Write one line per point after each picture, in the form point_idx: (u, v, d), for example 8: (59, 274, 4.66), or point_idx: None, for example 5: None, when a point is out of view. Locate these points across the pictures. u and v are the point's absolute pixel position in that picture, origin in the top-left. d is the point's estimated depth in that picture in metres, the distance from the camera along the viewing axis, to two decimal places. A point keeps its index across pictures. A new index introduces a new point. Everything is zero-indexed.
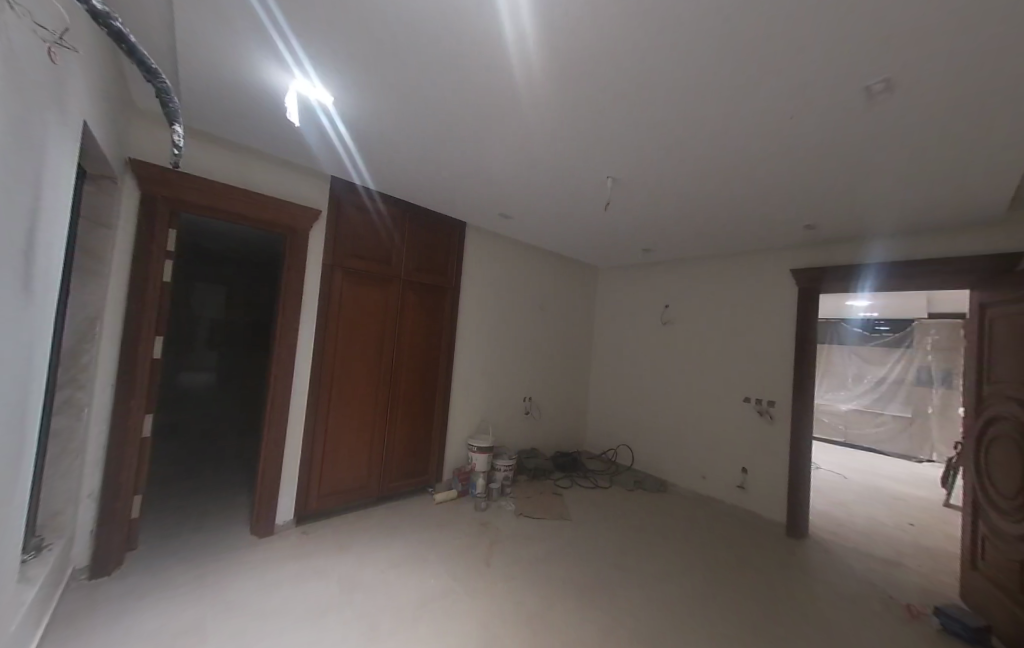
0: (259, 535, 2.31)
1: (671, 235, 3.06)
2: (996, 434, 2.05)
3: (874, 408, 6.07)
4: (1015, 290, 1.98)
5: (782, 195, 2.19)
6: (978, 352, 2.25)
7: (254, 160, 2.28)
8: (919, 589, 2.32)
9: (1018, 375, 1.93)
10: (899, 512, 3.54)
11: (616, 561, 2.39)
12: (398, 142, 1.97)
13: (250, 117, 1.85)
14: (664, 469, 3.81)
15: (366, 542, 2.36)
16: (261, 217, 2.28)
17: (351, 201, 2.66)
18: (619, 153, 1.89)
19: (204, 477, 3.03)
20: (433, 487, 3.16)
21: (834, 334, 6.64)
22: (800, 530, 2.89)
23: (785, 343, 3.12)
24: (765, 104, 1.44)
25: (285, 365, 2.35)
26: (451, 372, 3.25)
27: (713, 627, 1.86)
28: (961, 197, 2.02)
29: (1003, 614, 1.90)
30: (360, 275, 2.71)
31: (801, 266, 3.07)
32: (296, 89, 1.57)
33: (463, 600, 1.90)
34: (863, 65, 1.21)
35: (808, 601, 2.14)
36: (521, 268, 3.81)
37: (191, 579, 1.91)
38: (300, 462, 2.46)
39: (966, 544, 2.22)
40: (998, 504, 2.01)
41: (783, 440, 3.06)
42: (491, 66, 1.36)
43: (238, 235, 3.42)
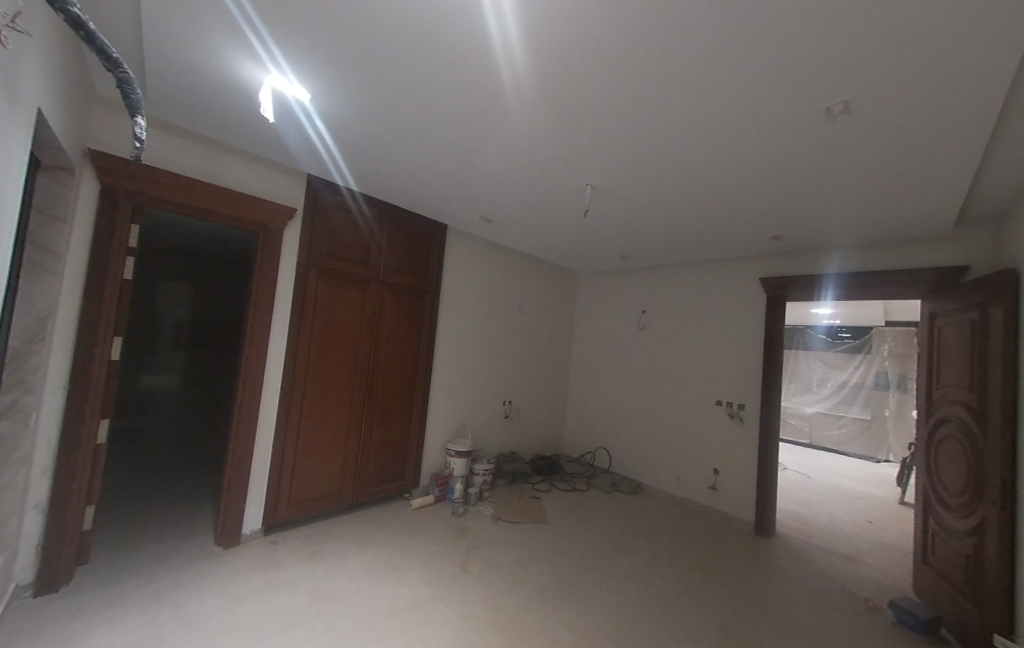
0: (224, 546, 2.22)
1: (648, 242, 3.14)
2: (944, 434, 2.18)
3: (836, 411, 6.36)
4: (960, 300, 2.13)
5: (749, 207, 2.28)
6: (929, 358, 2.40)
7: (224, 154, 2.20)
8: (876, 584, 2.44)
9: (963, 379, 2.07)
10: (858, 511, 3.72)
11: (591, 564, 2.41)
12: (377, 142, 1.95)
13: (222, 112, 1.80)
14: (640, 472, 3.88)
15: (338, 551, 2.30)
16: (232, 214, 2.20)
17: (328, 200, 2.61)
18: (595, 162, 1.94)
19: (165, 485, 2.88)
20: (409, 492, 3.11)
21: (800, 339, 6.93)
22: (767, 529, 2.99)
23: (754, 348, 3.24)
24: (735, 120, 1.50)
25: (256, 368, 2.28)
26: (429, 374, 3.22)
27: (685, 626, 1.91)
28: (911, 214, 2.17)
29: (951, 605, 2.02)
30: (336, 276, 2.65)
31: (769, 274, 3.20)
32: (270, 84, 1.53)
33: (437, 607, 1.88)
34: (827, 86, 1.28)
35: (775, 598, 2.21)
36: (502, 272, 3.82)
37: (149, 593, 1.81)
38: (269, 468, 2.38)
39: (919, 539, 2.35)
40: (946, 501, 2.14)
41: (752, 442, 3.17)
42: (470, 71, 1.37)
43: (206, 231, 3.29)
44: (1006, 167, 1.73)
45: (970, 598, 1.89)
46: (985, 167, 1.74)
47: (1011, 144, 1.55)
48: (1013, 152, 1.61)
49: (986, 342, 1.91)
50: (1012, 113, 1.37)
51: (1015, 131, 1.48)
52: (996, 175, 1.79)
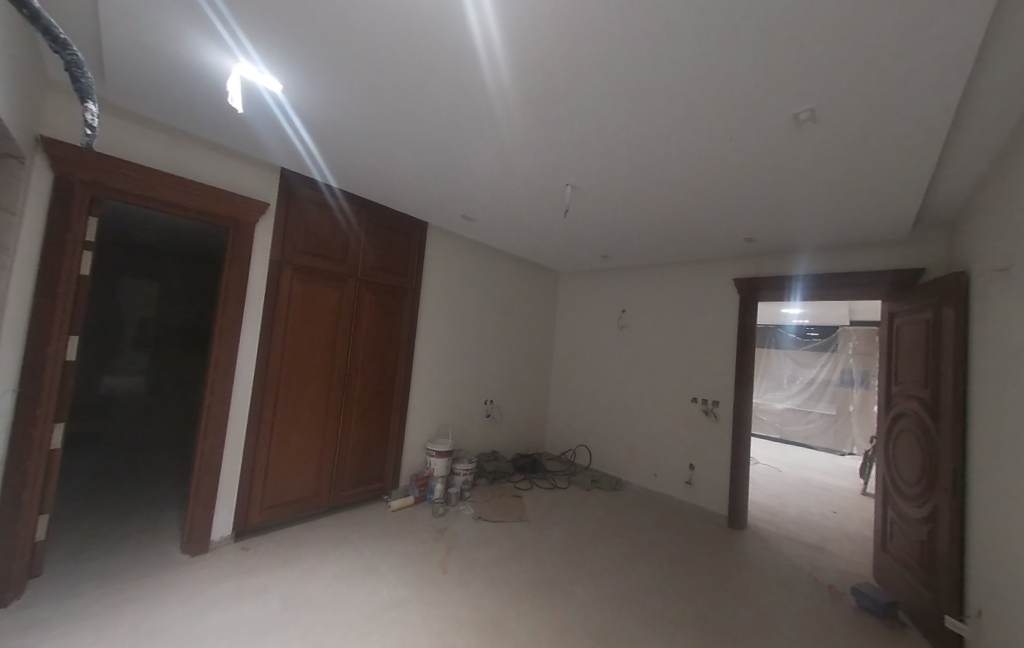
0: (191, 554, 2.13)
1: (627, 242, 3.18)
2: (902, 428, 2.31)
3: (805, 407, 6.63)
4: (916, 300, 2.25)
5: (722, 210, 2.34)
6: (889, 355, 2.53)
7: (190, 144, 2.10)
8: (840, 571, 2.56)
9: (919, 376, 2.19)
10: (824, 502, 3.90)
11: (571, 560, 2.43)
12: (354, 136, 1.90)
13: (187, 100, 1.71)
14: (619, 469, 3.94)
15: (313, 555, 2.24)
16: (199, 208, 2.11)
17: (304, 195, 2.54)
18: (574, 163, 1.95)
19: (126, 492, 2.73)
20: (388, 493, 3.06)
21: (772, 338, 7.19)
22: (739, 521, 3.10)
23: (728, 346, 3.34)
24: (708, 125, 1.55)
25: (225, 367, 2.19)
26: (409, 373, 3.17)
27: (661, 619, 1.95)
28: (872, 218, 2.27)
29: (907, 589, 2.13)
30: (312, 273, 2.58)
31: (743, 275, 3.30)
32: (239, 73, 1.47)
33: (414, 610, 1.86)
34: (794, 94, 1.33)
35: (745, 588, 2.29)
36: (483, 270, 3.80)
37: (108, 606, 1.72)
38: (241, 471, 2.30)
39: (879, 528, 2.47)
40: (903, 491, 2.26)
41: (726, 437, 3.26)
42: (448, 67, 1.35)
43: (171, 225, 3.13)
44: (957, 175, 1.84)
45: (925, 582, 2.01)
46: (938, 174, 1.84)
47: (961, 151, 1.66)
48: (962, 160, 1.72)
49: (939, 341, 2.03)
50: (961, 120, 1.46)
51: (964, 139, 1.58)
52: (948, 182, 1.90)
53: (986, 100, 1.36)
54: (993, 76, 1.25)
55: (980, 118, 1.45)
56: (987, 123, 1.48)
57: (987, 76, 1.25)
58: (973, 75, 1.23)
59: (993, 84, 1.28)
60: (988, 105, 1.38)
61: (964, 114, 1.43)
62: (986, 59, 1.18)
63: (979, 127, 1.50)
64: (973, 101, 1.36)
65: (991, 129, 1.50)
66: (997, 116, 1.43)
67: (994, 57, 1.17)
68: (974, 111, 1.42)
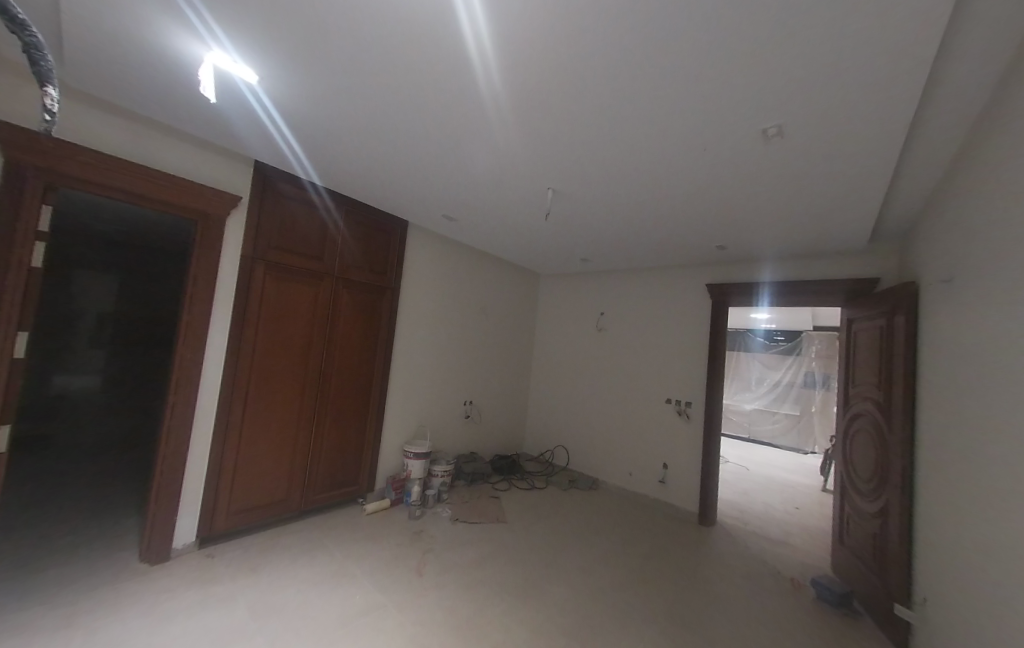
0: (150, 563, 2.02)
1: (605, 247, 3.25)
2: (858, 427, 2.45)
3: (771, 407, 6.93)
4: (872, 308, 2.40)
5: (695, 217, 2.43)
6: (847, 359, 2.68)
7: (156, 132, 2.00)
8: (801, 564, 2.70)
9: (873, 379, 2.33)
10: (788, 498, 4.09)
11: (547, 560, 2.46)
12: (334, 131, 1.86)
13: (155, 87, 1.64)
14: (596, 469, 4.01)
15: (283, 561, 2.17)
16: (165, 200, 2.02)
17: (280, 189, 2.46)
18: (554, 167, 1.98)
19: (76, 499, 2.56)
20: (363, 496, 3.00)
21: (741, 342, 7.48)
22: (709, 518, 3.21)
23: (701, 349, 3.45)
24: (683, 136, 1.60)
25: (191, 367, 2.10)
26: (387, 374, 3.12)
27: (634, 615, 2.00)
28: (833, 229, 2.41)
29: (861, 580, 2.27)
30: (286, 270, 2.50)
31: (714, 281, 3.42)
32: (211, 61, 1.42)
33: (390, 613, 1.84)
34: (764, 110, 1.40)
35: (714, 583, 2.37)
36: (464, 270, 3.79)
37: (57, 620, 1.61)
38: (206, 476, 2.20)
39: (837, 522, 2.62)
40: (858, 487, 2.40)
41: (697, 437, 3.38)
42: (435, 65, 1.35)
43: (133, 216, 2.97)
44: (909, 190, 1.98)
45: (876, 572, 2.14)
46: (893, 189, 1.97)
47: (913, 167, 1.78)
48: (914, 175, 1.85)
49: (892, 347, 2.17)
50: (914, 137, 1.57)
51: (916, 156, 1.69)
52: (902, 196, 2.04)
53: (936, 119, 1.47)
54: (942, 95, 1.35)
55: (930, 135, 1.57)
56: (936, 140, 1.60)
57: (937, 95, 1.35)
58: (924, 94, 1.33)
59: (942, 102, 1.38)
60: (938, 123, 1.49)
61: (917, 131, 1.54)
62: (936, 79, 1.27)
63: (930, 143, 1.62)
64: (925, 119, 1.47)
65: (940, 146, 1.63)
66: (945, 134, 1.55)
67: (943, 76, 1.27)
68: (926, 128, 1.52)
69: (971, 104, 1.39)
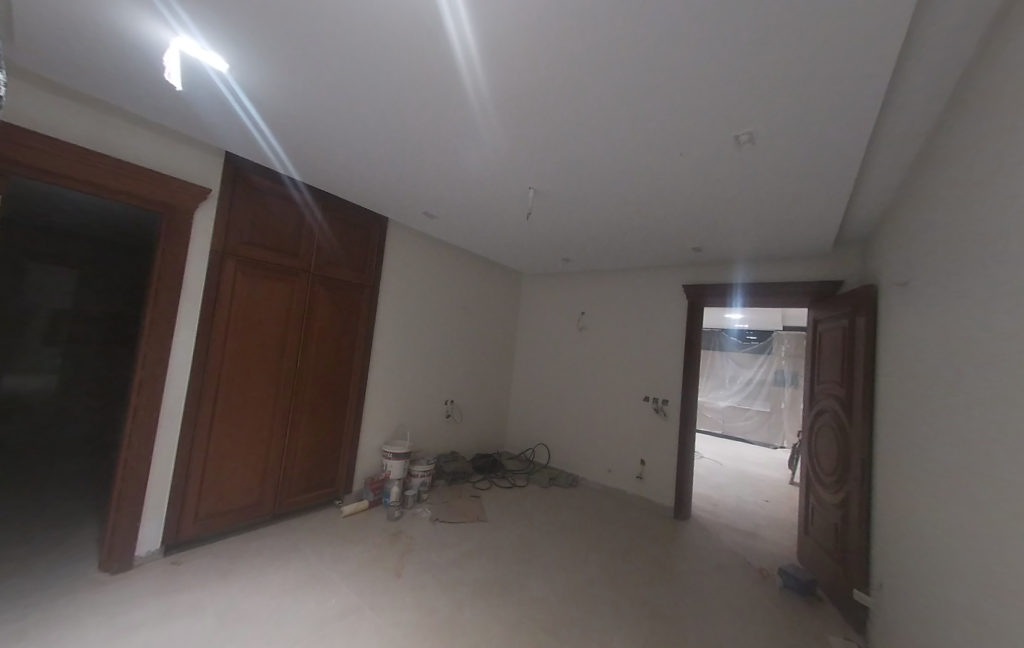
0: (112, 572, 1.93)
1: (585, 247, 3.29)
2: (822, 422, 2.57)
3: (744, 404, 7.18)
4: (836, 308, 2.51)
5: (672, 220, 2.49)
6: (813, 358, 2.81)
7: (117, 119, 1.90)
8: (769, 554, 2.81)
9: (837, 376, 2.44)
10: (758, 491, 4.25)
11: (527, 557, 2.47)
12: (310, 125, 1.81)
13: (119, 72, 1.56)
14: (576, 467, 4.05)
15: (255, 567, 2.10)
16: (129, 191, 1.92)
17: (254, 183, 2.38)
18: (536, 168, 1.99)
19: (29, 507, 2.40)
20: (341, 498, 2.94)
21: (716, 341, 7.72)
22: (683, 512, 3.30)
23: (677, 348, 3.54)
24: (661, 140, 1.64)
25: (157, 366, 2.01)
26: (366, 373, 3.07)
27: (611, 608, 2.05)
28: (801, 233, 2.51)
29: (825, 568, 2.38)
30: (259, 266, 2.42)
31: (690, 282, 3.52)
32: (178, 47, 1.36)
33: (367, 616, 1.81)
34: (736, 116, 1.44)
35: (688, 575, 2.45)
36: (445, 268, 3.76)
37: (7, 634, 1.52)
38: (172, 481, 2.11)
39: (802, 513, 2.74)
40: (822, 480, 2.52)
41: (673, 434, 3.47)
42: (414, 60, 1.33)
43: (92, 207, 2.81)
44: (870, 197, 2.08)
45: (838, 560, 2.25)
46: (855, 196, 2.07)
47: (873, 175, 1.88)
48: (875, 183, 1.95)
49: (854, 346, 2.28)
50: (874, 147, 1.66)
51: (876, 164, 1.79)
52: (864, 202, 2.14)
53: (894, 129, 1.56)
54: (900, 105, 1.43)
55: (889, 145, 1.65)
56: (894, 150, 1.69)
57: (896, 105, 1.43)
58: (884, 104, 1.40)
59: (900, 112, 1.46)
60: (895, 134, 1.58)
61: (877, 141, 1.62)
62: (894, 90, 1.34)
63: (888, 153, 1.71)
64: (884, 129, 1.55)
65: (897, 156, 1.72)
66: (902, 144, 1.64)
67: (900, 88, 1.34)
68: (885, 138, 1.61)
69: (925, 116, 1.48)
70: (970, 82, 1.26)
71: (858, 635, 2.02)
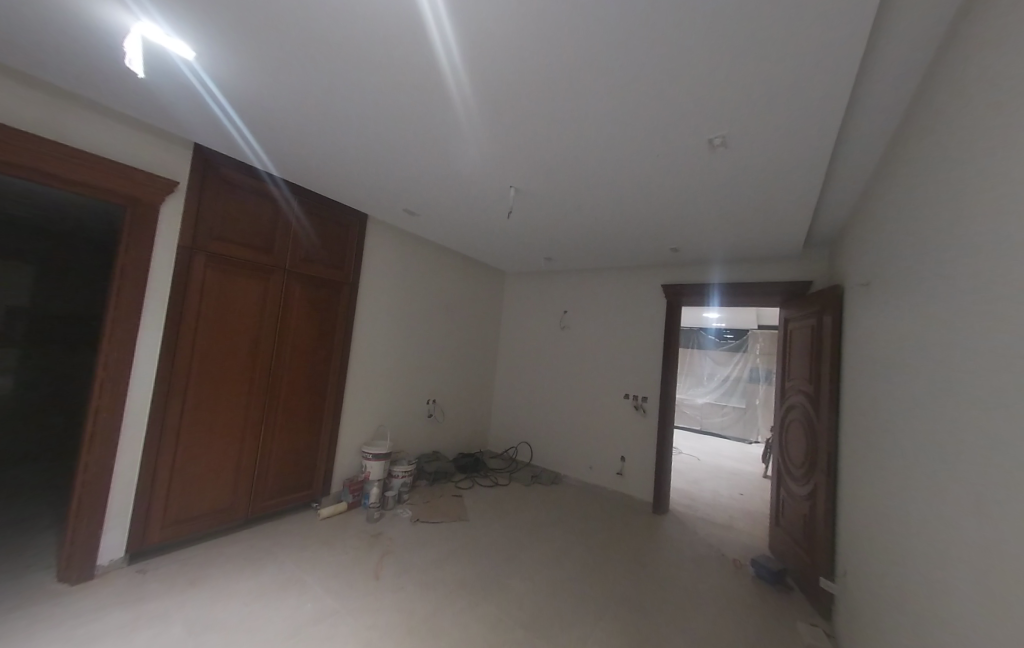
0: (71, 583, 1.84)
1: (567, 246, 3.31)
2: (792, 417, 2.66)
3: (720, 400, 7.38)
4: (805, 308, 2.61)
5: (650, 220, 2.53)
6: (784, 355, 2.90)
7: (73, 105, 1.80)
8: (743, 546, 2.91)
9: (806, 373, 2.54)
10: (734, 485, 4.39)
11: (508, 555, 2.48)
12: (284, 119, 1.76)
13: (80, 59, 1.48)
14: (558, 464, 4.09)
15: (227, 573, 2.04)
16: (86, 182, 1.82)
17: (225, 176, 2.29)
18: (516, 167, 2.00)
19: None
20: (319, 500, 2.88)
21: (694, 340, 7.92)
22: (662, 507, 3.37)
23: (657, 347, 3.61)
24: (638, 142, 1.66)
25: (119, 366, 1.92)
26: (344, 373, 3.01)
27: (590, 603, 2.08)
28: (772, 236, 2.60)
29: (794, 558, 2.46)
30: (230, 263, 2.33)
31: (668, 281, 3.59)
32: (139, 32, 1.30)
33: (344, 619, 1.79)
34: (709, 120, 1.48)
35: (665, 567, 2.51)
36: (426, 266, 3.72)
37: None
38: (137, 485, 2.02)
39: (774, 505, 2.83)
40: (792, 473, 2.61)
41: (652, 430, 3.54)
42: (391, 54, 1.30)
43: (51, 199, 2.65)
44: (837, 200, 2.17)
45: (806, 550, 2.34)
46: (824, 198, 2.15)
47: (838, 179, 1.96)
48: (841, 187, 2.03)
49: (821, 344, 2.37)
50: (839, 150, 1.73)
51: (841, 168, 1.86)
52: (832, 205, 2.23)
53: (858, 134, 1.62)
54: (862, 109, 1.49)
55: (853, 149, 1.73)
56: (859, 154, 1.76)
57: (860, 109, 1.49)
58: (848, 108, 1.46)
59: (861, 117, 1.53)
60: (858, 138, 1.65)
61: (843, 144, 1.68)
62: (857, 96, 1.40)
63: (853, 157, 1.78)
64: (848, 134, 1.62)
65: (861, 160, 1.79)
66: (864, 148, 1.71)
67: (862, 92, 1.40)
68: (851, 142, 1.67)
69: (885, 121, 1.55)
70: (924, 89, 1.33)
71: (823, 620, 2.11)
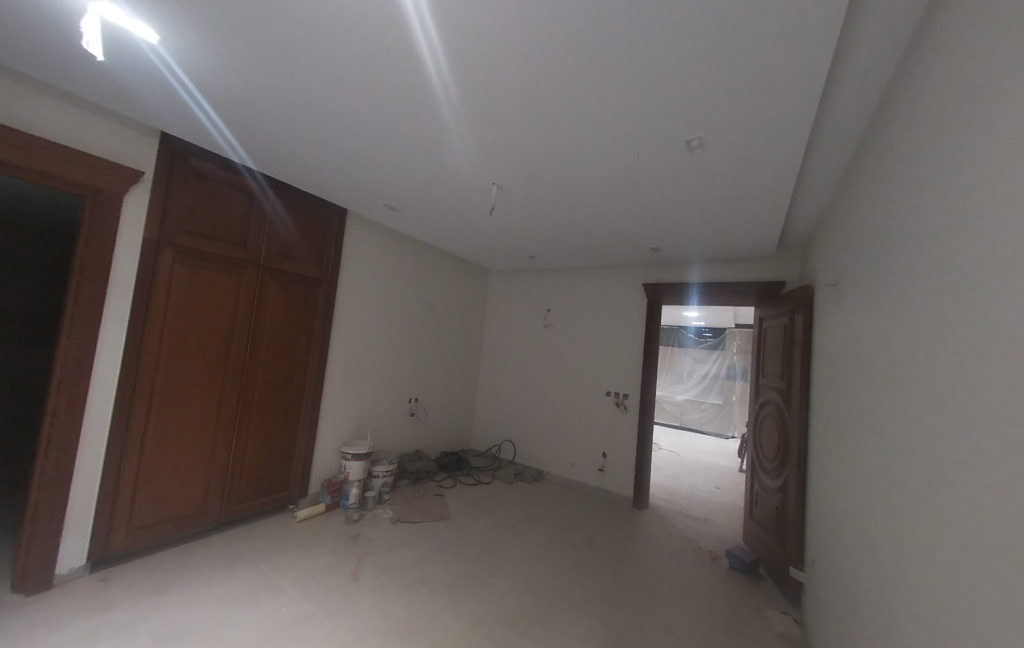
0: (27, 593, 1.74)
1: (550, 245, 3.33)
2: (766, 412, 2.74)
3: (699, 397, 7.58)
4: (779, 307, 2.69)
5: (631, 220, 2.56)
6: (758, 353, 2.99)
7: (27, 87, 1.69)
8: (718, 538, 2.99)
9: (779, 370, 2.62)
10: (710, 479, 4.51)
11: (490, 553, 2.49)
12: (258, 109, 1.70)
13: (36, 39, 1.39)
14: (540, 462, 4.11)
15: (199, 579, 1.97)
16: (41, 171, 1.72)
17: (194, 166, 2.19)
18: (497, 165, 1.99)
19: None
20: (296, 502, 2.81)
21: (675, 338, 8.09)
22: (641, 501, 3.44)
23: (638, 345, 3.67)
24: (618, 142, 1.68)
25: (79, 365, 1.83)
26: (322, 371, 2.94)
27: (570, 598, 2.11)
28: (748, 236, 2.67)
29: (766, 550, 2.54)
30: (200, 257, 2.24)
31: (649, 280, 3.65)
32: (98, 12, 1.23)
33: (322, 621, 1.76)
34: (686, 121, 1.50)
35: (644, 561, 2.56)
36: (408, 263, 3.67)
37: None
38: (99, 490, 1.92)
39: (748, 497, 2.92)
40: (765, 467, 2.70)
41: (632, 427, 3.59)
42: (368, 45, 1.27)
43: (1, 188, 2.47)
44: (809, 202, 2.24)
45: (778, 541, 2.42)
46: (797, 200, 2.22)
47: (810, 181, 2.02)
48: (813, 189, 2.10)
49: (793, 342, 2.45)
50: (810, 153, 1.78)
51: (813, 171, 1.92)
52: (804, 207, 2.30)
53: (828, 137, 1.68)
54: (832, 113, 1.54)
55: (823, 152, 1.78)
56: (830, 158, 1.82)
57: (829, 113, 1.54)
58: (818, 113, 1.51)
59: (832, 121, 1.58)
60: (828, 142, 1.71)
61: (814, 147, 1.74)
62: (828, 100, 1.45)
63: (824, 160, 1.84)
64: (820, 136, 1.67)
65: (831, 163, 1.86)
66: (834, 152, 1.78)
67: (832, 96, 1.44)
68: (822, 145, 1.73)
69: (853, 125, 1.60)
70: (890, 95, 1.38)
71: (793, 608, 2.19)
